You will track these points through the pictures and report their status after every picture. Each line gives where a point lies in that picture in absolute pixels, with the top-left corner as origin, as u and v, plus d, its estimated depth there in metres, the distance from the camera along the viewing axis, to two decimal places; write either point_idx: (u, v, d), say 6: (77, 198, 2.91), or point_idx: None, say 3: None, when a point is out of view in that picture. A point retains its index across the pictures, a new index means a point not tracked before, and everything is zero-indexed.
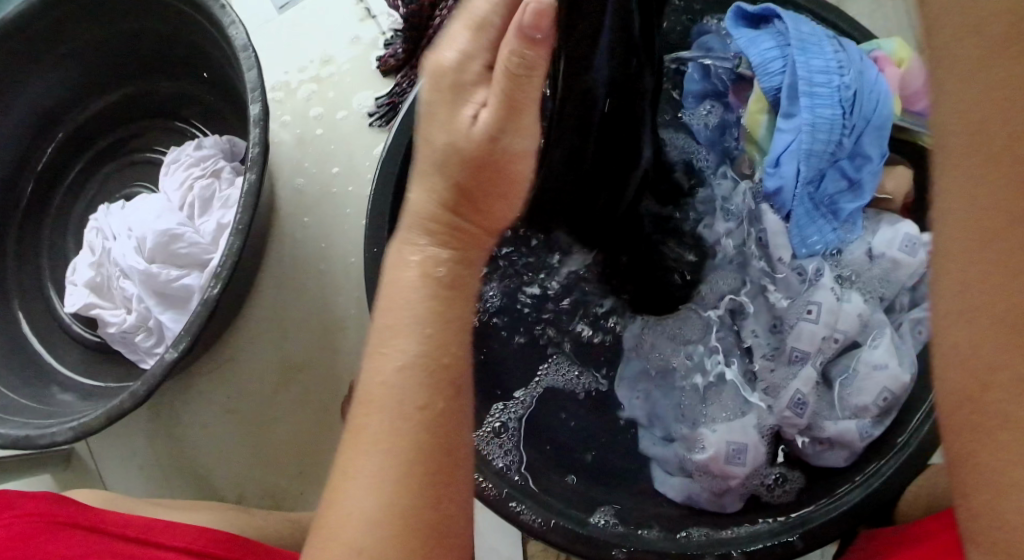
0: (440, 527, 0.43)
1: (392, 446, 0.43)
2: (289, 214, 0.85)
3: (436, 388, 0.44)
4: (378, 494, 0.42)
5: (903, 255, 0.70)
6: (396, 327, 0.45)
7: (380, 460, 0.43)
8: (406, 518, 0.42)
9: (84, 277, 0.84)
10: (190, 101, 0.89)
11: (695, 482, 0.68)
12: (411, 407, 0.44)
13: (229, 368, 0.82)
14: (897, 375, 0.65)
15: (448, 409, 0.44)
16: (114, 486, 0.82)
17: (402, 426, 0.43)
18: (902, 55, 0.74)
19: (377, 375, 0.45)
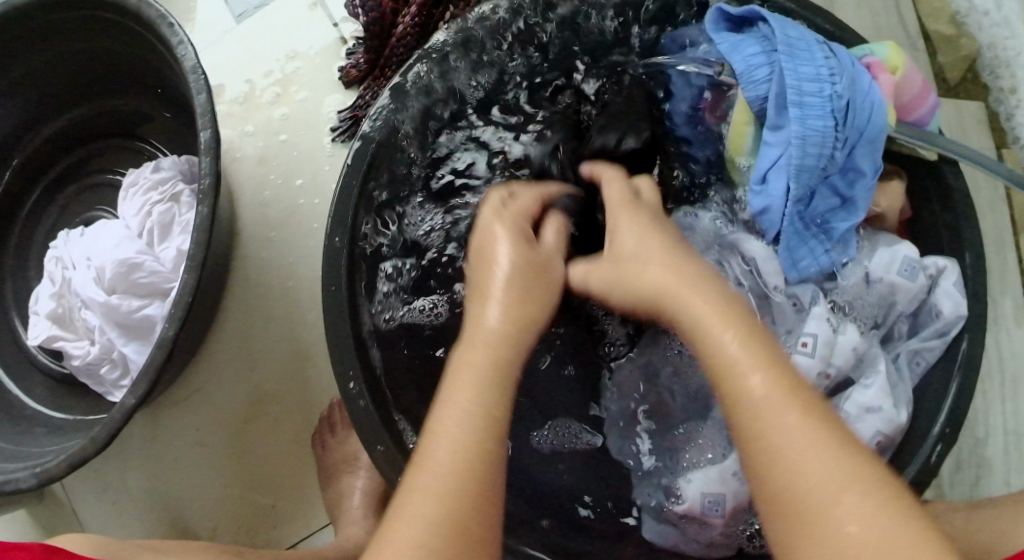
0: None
1: (447, 470, 0.47)
2: (253, 235, 0.80)
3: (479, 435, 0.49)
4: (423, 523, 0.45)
5: (902, 280, 0.68)
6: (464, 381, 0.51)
7: (431, 484, 0.47)
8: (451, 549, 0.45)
9: (46, 309, 0.81)
10: (147, 117, 0.85)
11: (678, 529, 0.65)
12: (469, 441, 0.48)
13: (196, 398, 0.80)
14: (891, 416, 0.64)
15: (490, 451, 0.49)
16: (87, 520, 0.81)
17: (464, 456, 0.48)
18: (894, 62, 0.69)
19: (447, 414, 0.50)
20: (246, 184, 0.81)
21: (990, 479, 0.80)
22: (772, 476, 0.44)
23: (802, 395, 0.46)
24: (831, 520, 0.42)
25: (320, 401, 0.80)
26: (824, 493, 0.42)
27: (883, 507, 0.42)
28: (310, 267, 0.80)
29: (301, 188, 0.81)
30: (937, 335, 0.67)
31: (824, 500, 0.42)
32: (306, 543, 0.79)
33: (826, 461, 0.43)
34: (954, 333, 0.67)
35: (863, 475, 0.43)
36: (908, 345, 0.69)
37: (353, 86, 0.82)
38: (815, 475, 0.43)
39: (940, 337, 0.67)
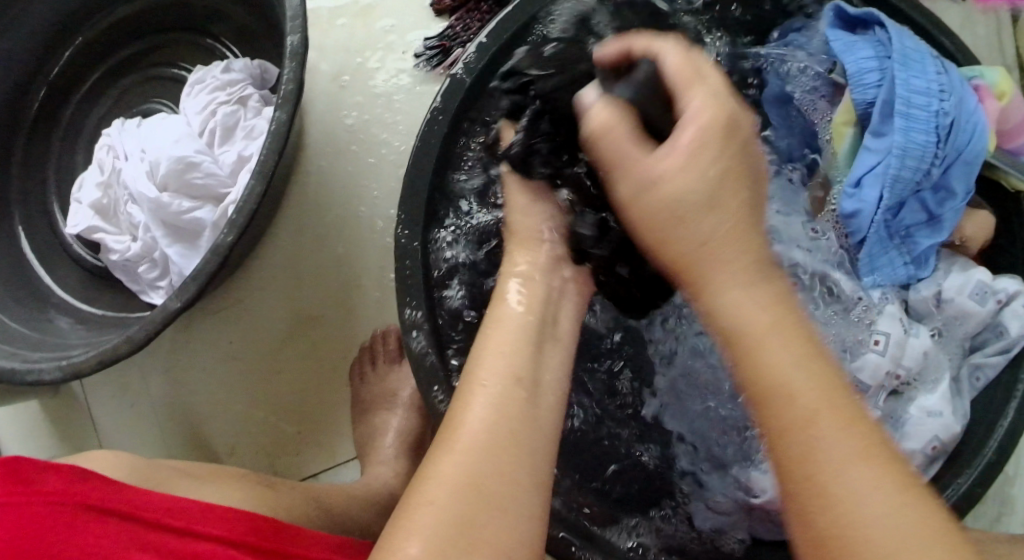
0: (499, 499, 0.45)
1: (478, 432, 0.47)
2: (318, 153, 0.77)
3: (511, 391, 0.49)
4: (450, 487, 0.45)
5: (971, 304, 0.66)
6: (502, 343, 0.51)
7: (473, 441, 0.47)
8: (481, 491, 0.45)
9: (90, 198, 0.78)
10: (221, 16, 0.82)
11: (755, 519, 0.62)
12: (504, 402, 0.48)
13: (235, 311, 0.77)
14: (950, 424, 0.63)
15: (517, 401, 0.48)
16: (103, 423, 0.77)
17: (496, 419, 0.47)
18: (1003, 87, 0.67)
19: (479, 378, 0.49)
20: (317, 101, 0.78)
21: (1009, 517, 0.77)
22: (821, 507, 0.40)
23: (851, 415, 0.41)
24: (864, 533, 0.39)
25: (364, 331, 0.77)
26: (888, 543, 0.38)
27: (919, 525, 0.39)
28: (373, 195, 0.77)
29: (375, 112, 0.78)
30: (998, 353, 0.65)
31: (865, 511, 0.39)
32: (327, 475, 0.77)
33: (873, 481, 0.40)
34: (1016, 351, 0.65)
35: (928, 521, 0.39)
36: (969, 359, 0.67)
37: (442, 16, 0.79)
38: (859, 505, 0.39)
39: (1003, 354, 0.65)
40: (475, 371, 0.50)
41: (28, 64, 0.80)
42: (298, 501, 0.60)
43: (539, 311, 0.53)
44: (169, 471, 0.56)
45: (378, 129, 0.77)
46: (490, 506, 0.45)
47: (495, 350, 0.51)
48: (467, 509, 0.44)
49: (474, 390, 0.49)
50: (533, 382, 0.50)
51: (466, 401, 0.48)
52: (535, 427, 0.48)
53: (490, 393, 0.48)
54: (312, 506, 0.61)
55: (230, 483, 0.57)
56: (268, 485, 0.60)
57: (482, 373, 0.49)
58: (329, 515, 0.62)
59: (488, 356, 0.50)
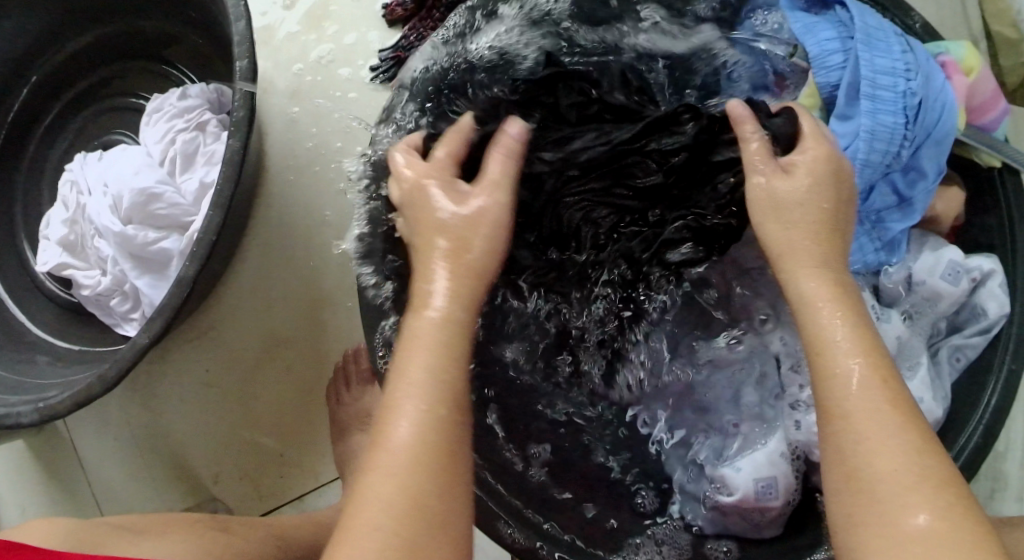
0: (435, 521, 0.44)
1: (410, 450, 0.45)
2: (279, 174, 0.76)
3: (445, 414, 0.46)
4: (388, 514, 0.43)
5: (945, 284, 0.64)
6: (418, 350, 0.48)
7: (402, 465, 0.45)
8: (422, 513, 0.44)
9: (58, 234, 0.78)
10: (174, 41, 0.81)
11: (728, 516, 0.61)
12: (434, 424, 0.46)
13: (209, 338, 0.77)
14: (931, 409, 0.61)
15: (450, 424, 0.46)
16: (88, 458, 0.78)
17: (428, 440, 0.45)
18: (970, 63, 0.64)
19: (404, 384, 0.47)
20: (276, 121, 0.77)
21: (1003, 494, 0.75)
22: (851, 458, 0.45)
23: (899, 390, 0.46)
24: (873, 474, 0.44)
25: (337, 350, 0.77)
26: (886, 482, 0.43)
27: (930, 487, 0.43)
28: (337, 213, 0.76)
29: (332, 129, 0.77)
30: (978, 333, 0.64)
31: (867, 453, 0.44)
32: (311, 497, 0.77)
33: (905, 452, 0.44)
34: (996, 331, 0.63)
35: (940, 478, 0.43)
36: (948, 340, 0.66)
37: (396, 25, 0.78)
38: (891, 464, 0.43)
39: (981, 335, 0.64)
40: (397, 385, 0.47)
41: None
42: (268, 537, 0.60)
43: (464, 319, 0.50)
44: (132, 524, 0.56)
45: (339, 145, 0.76)
46: (433, 532, 0.44)
47: (418, 359, 0.48)
48: (411, 531, 0.43)
49: (399, 408, 0.46)
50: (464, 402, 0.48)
51: (392, 418, 0.46)
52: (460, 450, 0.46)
53: (413, 408, 0.46)
54: (285, 540, 0.61)
55: (200, 525, 0.57)
56: (225, 529, 0.58)
57: (408, 389, 0.47)
58: (304, 546, 0.62)
59: (412, 368, 0.47)
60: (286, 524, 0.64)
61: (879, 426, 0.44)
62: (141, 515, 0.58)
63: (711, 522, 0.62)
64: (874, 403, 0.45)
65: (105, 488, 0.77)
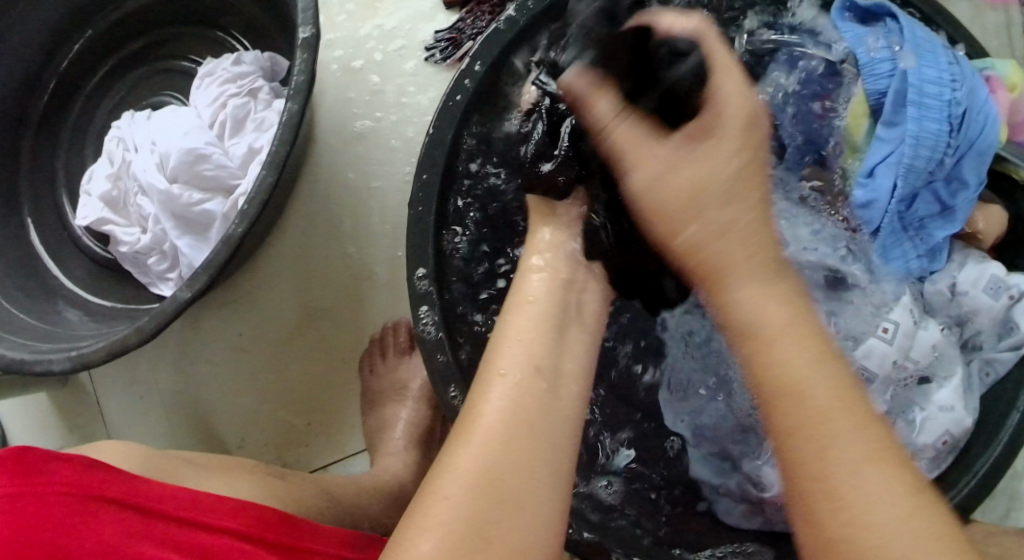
0: (514, 491, 0.44)
1: (495, 421, 0.46)
2: (329, 146, 0.77)
3: (528, 379, 0.48)
4: (470, 478, 0.44)
5: (986, 298, 0.65)
6: (527, 324, 0.51)
7: (490, 427, 0.46)
8: (500, 478, 0.44)
9: (100, 190, 0.78)
10: (230, 8, 0.82)
11: (762, 512, 0.61)
12: (525, 390, 0.47)
13: (245, 303, 0.77)
14: (961, 418, 0.63)
15: (541, 396, 0.47)
16: (112, 414, 0.77)
17: (520, 407, 0.47)
18: (1014, 80, 0.68)
19: (503, 353, 0.49)
20: (329, 93, 0.78)
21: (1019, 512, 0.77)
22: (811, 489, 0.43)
23: (863, 410, 0.44)
24: (871, 523, 0.41)
25: (375, 324, 0.77)
26: (890, 528, 0.40)
27: (932, 536, 0.41)
28: (383, 189, 0.77)
29: (383, 107, 0.78)
30: (1010, 349, 0.64)
31: (858, 506, 0.41)
32: (336, 467, 0.76)
33: (885, 485, 0.42)
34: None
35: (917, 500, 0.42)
36: (982, 353, 0.66)
37: (453, 9, 0.79)
38: (872, 505, 0.41)
39: (1014, 351, 0.64)
40: (492, 360, 0.49)
41: (38, 57, 0.80)
42: (305, 492, 0.60)
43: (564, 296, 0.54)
44: (184, 462, 0.56)
45: (390, 122, 0.78)
46: (507, 502, 0.43)
47: (516, 339, 0.50)
48: (484, 492, 0.43)
49: (493, 376, 0.48)
50: (552, 375, 0.49)
51: (488, 384, 0.48)
52: (555, 420, 0.47)
53: (511, 378, 0.48)
54: (321, 500, 0.61)
55: (239, 479, 0.57)
56: (282, 477, 0.60)
57: (501, 362, 0.49)
58: (339, 506, 0.62)
59: (505, 348, 0.50)
60: (327, 483, 0.64)
61: (881, 467, 0.42)
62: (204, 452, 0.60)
63: (747, 516, 0.62)
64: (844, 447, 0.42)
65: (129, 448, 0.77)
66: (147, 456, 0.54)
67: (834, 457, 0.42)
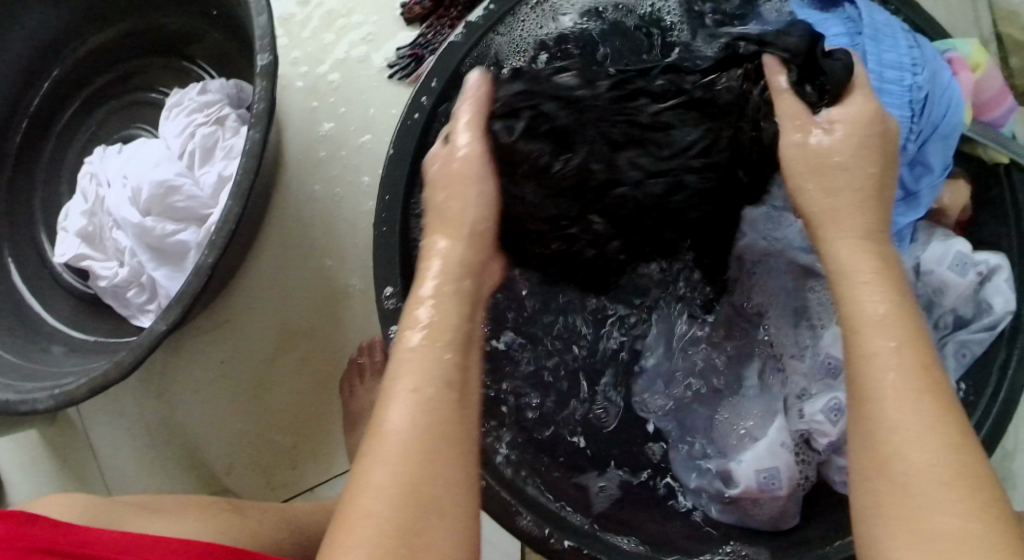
0: (433, 507, 0.43)
1: (406, 435, 0.44)
2: (297, 168, 0.77)
3: (439, 393, 0.46)
4: (387, 500, 0.42)
5: (953, 274, 0.65)
6: (435, 327, 0.49)
7: (397, 445, 0.44)
8: (415, 495, 0.43)
9: (76, 226, 0.79)
10: (194, 38, 0.82)
11: (740, 509, 0.62)
12: (428, 402, 0.46)
13: (224, 330, 0.77)
14: None
15: (446, 403, 0.46)
16: (102, 447, 0.78)
17: (425, 419, 0.45)
18: (976, 59, 0.66)
19: (406, 361, 0.47)
20: (294, 116, 0.78)
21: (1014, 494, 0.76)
22: (882, 455, 0.43)
23: (937, 380, 0.44)
24: (909, 460, 0.42)
25: (351, 343, 0.77)
26: (929, 473, 0.41)
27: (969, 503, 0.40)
28: (353, 208, 0.77)
29: (349, 126, 0.78)
30: (985, 329, 0.64)
31: (902, 446, 0.42)
32: (323, 488, 0.77)
33: (937, 455, 0.42)
34: (1003, 327, 0.63)
35: (967, 473, 0.41)
36: (954, 335, 0.65)
37: (413, 24, 0.79)
38: (927, 482, 0.41)
39: (988, 331, 0.64)
40: (396, 376, 0.47)
41: (8, 99, 0.81)
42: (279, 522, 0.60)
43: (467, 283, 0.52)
44: (132, 508, 0.57)
45: (357, 141, 0.78)
46: (426, 516, 0.43)
47: (418, 343, 0.48)
48: (403, 512, 0.42)
49: (395, 392, 0.46)
50: (461, 383, 0.47)
51: (389, 400, 0.46)
52: (459, 425, 0.46)
53: (415, 389, 0.46)
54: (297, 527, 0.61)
55: (213, 513, 0.58)
56: (245, 512, 0.60)
57: (409, 377, 0.46)
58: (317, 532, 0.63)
59: (407, 361, 0.47)
60: (301, 511, 0.65)
61: (939, 434, 0.42)
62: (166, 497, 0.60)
63: (723, 514, 0.62)
64: (922, 424, 0.43)
65: (120, 480, 0.78)
66: (109, 510, 0.55)
67: (915, 429, 0.43)
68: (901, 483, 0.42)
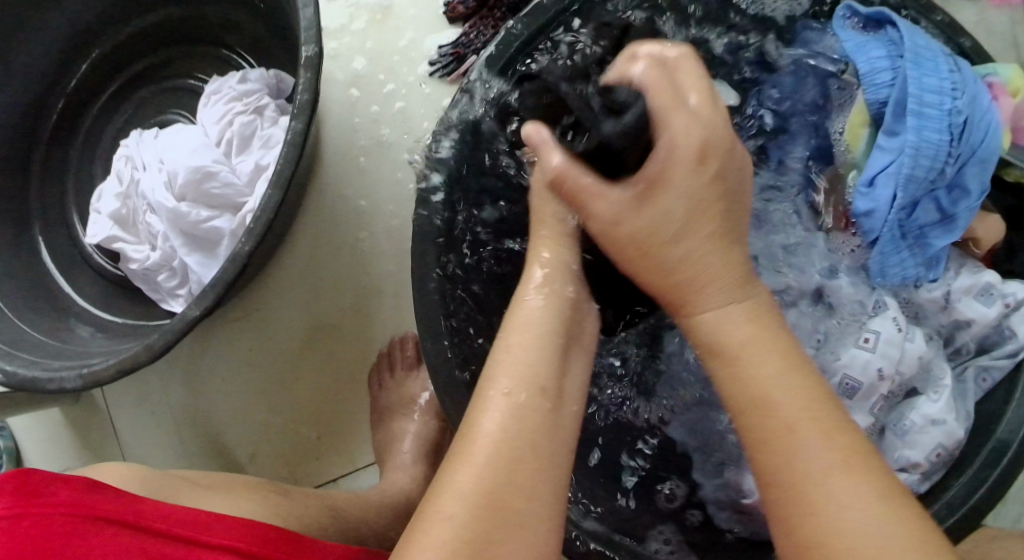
0: (508, 510, 0.45)
1: (499, 443, 0.46)
2: (333, 162, 0.78)
3: (534, 400, 0.48)
4: (464, 500, 0.44)
5: (978, 306, 0.65)
6: (522, 348, 0.51)
7: (482, 457, 0.46)
8: (499, 501, 0.45)
9: (109, 208, 0.79)
10: (236, 27, 0.82)
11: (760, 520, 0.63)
12: (523, 412, 0.48)
13: (255, 318, 0.77)
14: (953, 430, 0.61)
15: (536, 411, 0.48)
16: (123, 429, 0.78)
17: (513, 427, 0.47)
18: (1016, 83, 0.67)
19: (495, 381, 0.49)
20: (333, 108, 0.79)
21: None
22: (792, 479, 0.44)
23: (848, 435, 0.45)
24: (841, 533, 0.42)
25: (380, 338, 0.78)
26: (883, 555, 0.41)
27: (907, 532, 0.41)
28: (388, 202, 0.78)
29: (388, 120, 0.78)
30: (1006, 355, 0.64)
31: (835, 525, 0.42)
32: (346, 480, 0.77)
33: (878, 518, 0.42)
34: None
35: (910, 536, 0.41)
36: (977, 361, 0.65)
37: (456, 23, 0.79)
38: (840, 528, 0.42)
39: (1009, 357, 0.63)
40: (492, 378, 0.49)
41: (46, 78, 0.81)
42: (310, 508, 0.60)
43: (565, 318, 0.53)
44: (180, 482, 0.57)
45: (393, 137, 0.78)
46: (504, 516, 0.44)
47: (510, 348, 0.51)
48: (485, 512, 0.44)
49: (486, 395, 0.48)
50: (555, 393, 0.50)
51: (482, 407, 0.48)
52: (554, 438, 0.48)
53: (503, 402, 0.48)
54: (326, 515, 0.62)
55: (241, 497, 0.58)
56: (283, 493, 0.61)
57: (504, 381, 0.49)
58: (344, 521, 0.63)
59: (505, 362, 0.50)
60: (332, 499, 0.65)
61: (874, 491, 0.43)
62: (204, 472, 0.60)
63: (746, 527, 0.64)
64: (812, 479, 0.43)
65: (141, 463, 0.78)
66: (153, 478, 0.56)
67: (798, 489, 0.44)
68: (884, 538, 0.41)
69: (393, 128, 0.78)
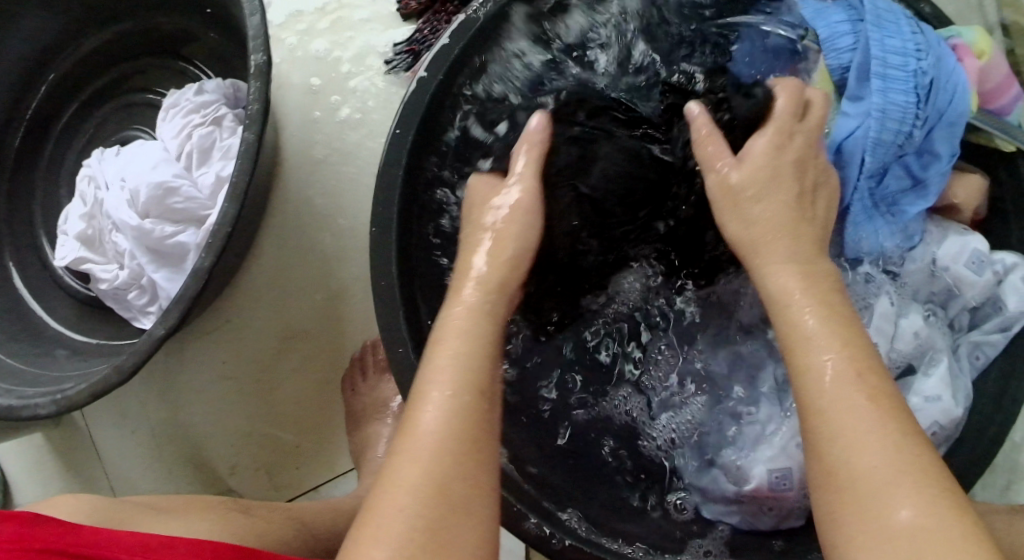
0: (445, 508, 0.44)
1: (437, 439, 0.46)
2: (294, 168, 0.77)
3: (473, 400, 0.47)
4: (408, 500, 0.44)
5: (968, 272, 0.64)
6: (459, 347, 0.50)
7: (425, 452, 0.45)
8: (441, 500, 0.44)
9: (75, 229, 0.79)
10: (192, 37, 0.82)
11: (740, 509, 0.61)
12: (462, 412, 0.47)
13: (227, 330, 0.77)
14: (949, 408, 0.61)
15: (475, 409, 0.47)
16: (105, 449, 0.78)
17: (452, 425, 0.46)
18: (981, 46, 0.64)
19: (433, 374, 0.48)
20: (292, 114, 0.78)
21: None
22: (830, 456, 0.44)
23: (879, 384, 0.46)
24: (854, 462, 0.43)
25: (354, 343, 0.77)
26: (933, 520, 0.41)
27: (944, 512, 0.41)
28: (351, 206, 0.77)
29: (347, 122, 0.78)
30: (999, 330, 0.64)
31: (847, 447, 0.44)
32: (326, 487, 0.77)
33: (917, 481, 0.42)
34: (1016, 329, 0.63)
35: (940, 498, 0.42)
36: (969, 336, 0.65)
37: (411, 19, 0.78)
38: (888, 498, 0.42)
39: (1002, 332, 0.64)
40: (429, 376, 0.48)
41: (5, 103, 0.81)
42: (275, 525, 0.61)
43: (496, 318, 0.52)
44: (136, 508, 0.57)
45: (354, 140, 0.77)
46: (444, 516, 0.44)
47: (447, 345, 0.50)
48: (429, 510, 0.44)
49: (427, 395, 0.47)
50: (490, 390, 0.48)
51: (420, 405, 0.47)
52: (492, 433, 0.47)
53: (440, 396, 0.47)
54: (292, 529, 0.62)
55: (207, 516, 0.58)
56: (244, 512, 0.61)
57: (441, 378, 0.48)
58: (314, 534, 0.63)
59: (441, 360, 0.49)
60: (301, 512, 0.65)
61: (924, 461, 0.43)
62: (165, 496, 0.61)
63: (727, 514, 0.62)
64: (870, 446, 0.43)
65: (124, 482, 0.78)
66: (110, 506, 0.56)
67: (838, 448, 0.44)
68: (931, 499, 0.42)
69: (353, 131, 0.78)
